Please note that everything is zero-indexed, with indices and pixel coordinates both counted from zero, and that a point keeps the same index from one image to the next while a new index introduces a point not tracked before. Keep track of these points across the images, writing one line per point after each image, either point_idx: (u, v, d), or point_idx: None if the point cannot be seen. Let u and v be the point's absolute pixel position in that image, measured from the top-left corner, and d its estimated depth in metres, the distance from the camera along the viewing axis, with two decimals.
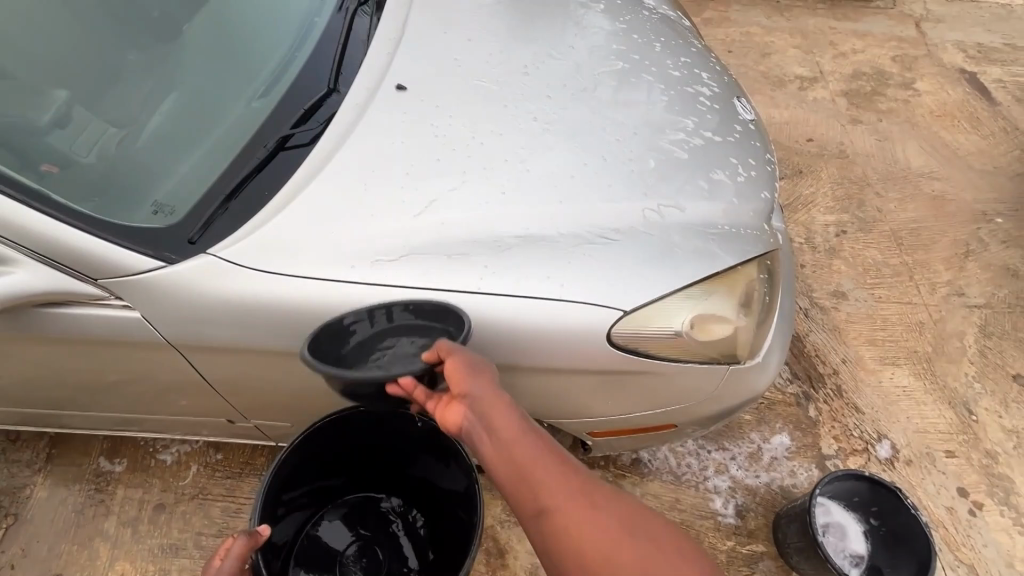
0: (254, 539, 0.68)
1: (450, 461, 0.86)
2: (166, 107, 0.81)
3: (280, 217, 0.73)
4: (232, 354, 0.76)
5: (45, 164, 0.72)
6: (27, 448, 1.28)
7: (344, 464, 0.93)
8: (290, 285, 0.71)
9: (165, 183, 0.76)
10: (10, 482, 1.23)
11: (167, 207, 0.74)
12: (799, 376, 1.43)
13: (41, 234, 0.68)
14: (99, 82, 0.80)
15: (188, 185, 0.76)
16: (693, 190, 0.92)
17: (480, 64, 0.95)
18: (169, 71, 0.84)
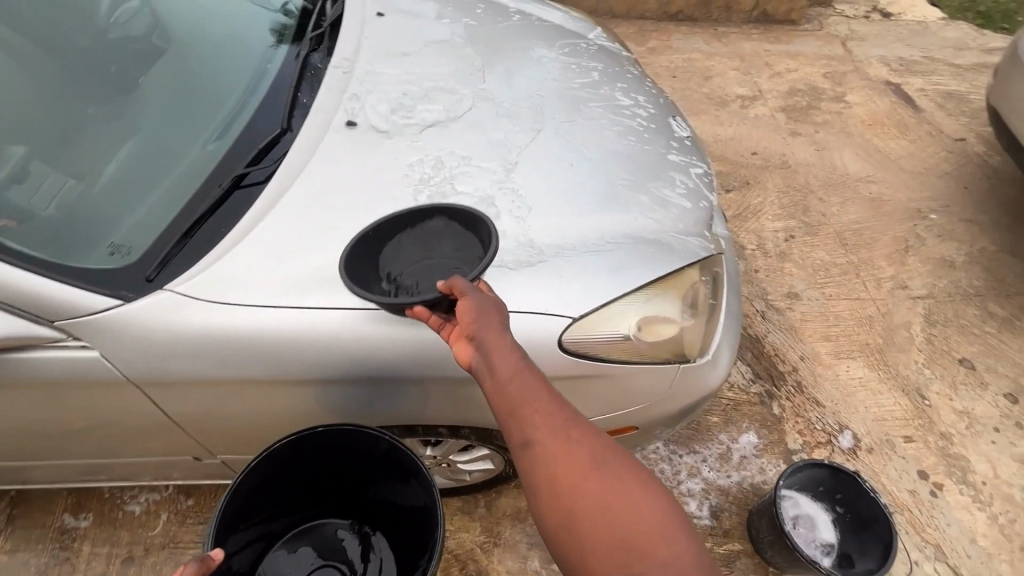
0: (206, 564, 0.61)
1: (409, 480, 0.84)
2: (122, 154, 0.84)
3: (236, 251, 0.76)
4: (194, 388, 0.77)
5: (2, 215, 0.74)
6: None
7: (303, 488, 0.91)
8: (250, 315, 0.74)
9: (122, 226, 0.78)
10: None
11: (126, 248, 0.76)
12: (761, 376, 1.48)
13: None
14: (55, 134, 0.82)
15: (145, 226, 0.78)
16: (634, 203, 0.98)
17: (428, 98, 1.01)
18: (125, 120, 0.87)
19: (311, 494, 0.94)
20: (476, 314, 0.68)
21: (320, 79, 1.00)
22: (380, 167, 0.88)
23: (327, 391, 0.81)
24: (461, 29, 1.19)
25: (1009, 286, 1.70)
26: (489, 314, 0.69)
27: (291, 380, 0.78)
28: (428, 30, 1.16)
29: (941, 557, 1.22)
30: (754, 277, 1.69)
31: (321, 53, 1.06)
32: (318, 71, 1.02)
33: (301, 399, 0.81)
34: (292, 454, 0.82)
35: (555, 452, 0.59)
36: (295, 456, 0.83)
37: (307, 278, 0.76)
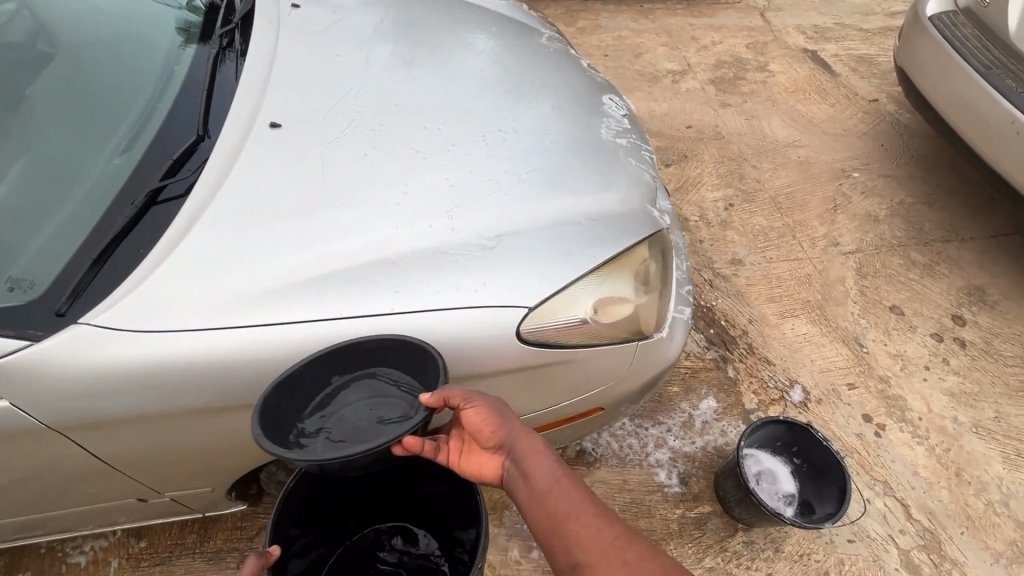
0: (265, 558, 0.72)
1: (446, 474, 0.86)
2: (13, 177, 0.75)
3: (159, 273, 0.70)
4: (129, 426, 0.71)
5: None
6: None
7: (343, 501, 0.92)
8: (185, 341, 0.68)
9: (20, 257, 0.70)
10: None
11: (30, 283, 0.68)
12: (714, 342, 1.53)
13: None
14: None
15: (49, 254, 0.71)
16: (579, 185, 0.98)
17: (357, 92, 0.96)
18: (12, 138, 0.78)
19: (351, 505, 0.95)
20: (498, 430, 0.73)
21: (235, 79, 0.93)
22: (314, 170, 0.83)
23: None
24: (387, 19, 1.14)
25: (926, 234, 1.83)
26: (508, 427, 0.73)
27: (240, 405, 0.73)
28: (351, 21, 1.10)
29: (888, 492, 1.31)
30: (700, 247, 1.74)
31: (235, 51, 0.98)
32: (233, 71, 0.94)
33: (253, 423, 0.76)
34: (331, 468, 0.83)
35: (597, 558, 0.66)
36: (334, 469, 0.84)
37: (243, 294, 0.71)
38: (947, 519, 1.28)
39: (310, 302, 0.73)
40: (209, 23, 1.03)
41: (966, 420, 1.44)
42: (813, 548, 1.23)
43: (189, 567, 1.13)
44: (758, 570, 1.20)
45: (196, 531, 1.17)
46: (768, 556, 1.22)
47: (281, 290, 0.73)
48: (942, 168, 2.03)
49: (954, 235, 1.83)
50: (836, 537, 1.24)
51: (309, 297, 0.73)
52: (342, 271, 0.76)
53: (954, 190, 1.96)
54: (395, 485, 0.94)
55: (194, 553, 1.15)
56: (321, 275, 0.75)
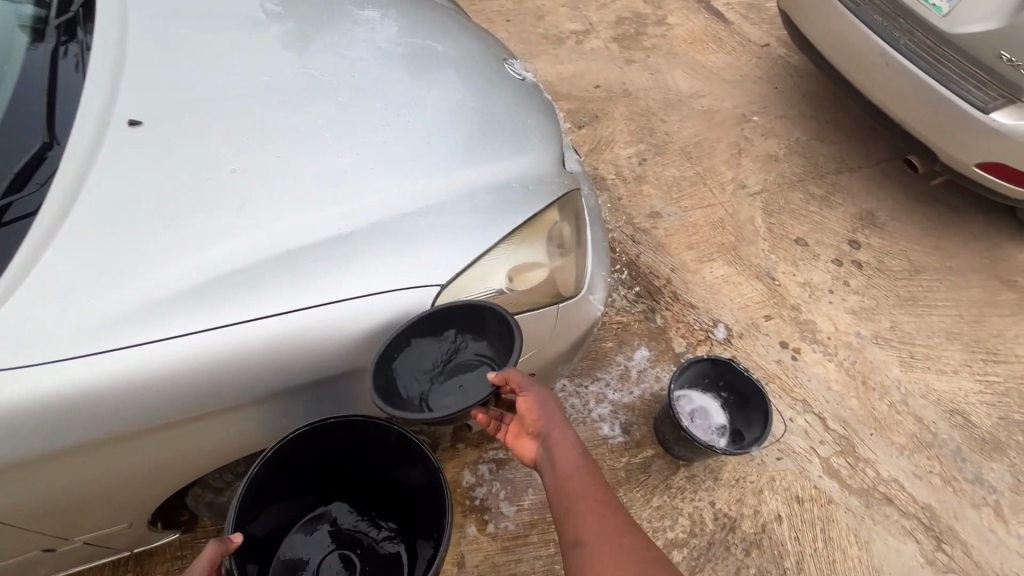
0: (226, 545, 0.69)
1: (416, 465, 0.87)
2: None
3: (14, 302, 0.63)
4: (10, 474, 0.64)
5: None
6: None
7: (314, 476, 0.94)
8: (65, 372, 0.62)
9: None
10: None
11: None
12: (642, 294, 1.59)
13: None
14: None
15: None
16: (482, 153, 0.96)
17: (227, 77, 0.88)
18: None
19: (320, 481, 0.96)
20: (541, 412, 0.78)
21: (85, 78, 0.83)
22: (193, 168, 0.76)
23: (194, 429, 0.72)
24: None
25: (821, 168, 1.97)
26: (549, 412, 0.77)
27: (140, 430, 0.68)
28: (219, 2, 1.00)
29: (808, 408, 1.43)
30: (619, 205, 1.78)
31: (80, 46, 0.87)
32: (81, 68, 0.84)
33: (165, 446, 0.71)
34: (306, 446, 0.83)
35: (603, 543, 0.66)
36: (309, 447, 0.84)
37: (120, 313, 0.65)
38: (858, 424, 1.42)
39: (201, 310, 0.68)
40: (44, 15, 0.91)
41: (867, 332, 1.58)
42: (747, 470, 1.33)
43: None
44: (701, 500, 1.28)
45: (132, 569, 1.10)
46: (709, 486, 1.30)
47: (164, 302, 0.67)
48: (829, 105, 2.17)
49: (845, 166, 1.97)
50: (766, 458, 1.35)
51: (200, 304, 0.68)
52: (234, 272, 0.71)
53: (842, 124, 2.11)
54: (368, 468, 0.95)
55: None
56: (210, 279, 0.70)
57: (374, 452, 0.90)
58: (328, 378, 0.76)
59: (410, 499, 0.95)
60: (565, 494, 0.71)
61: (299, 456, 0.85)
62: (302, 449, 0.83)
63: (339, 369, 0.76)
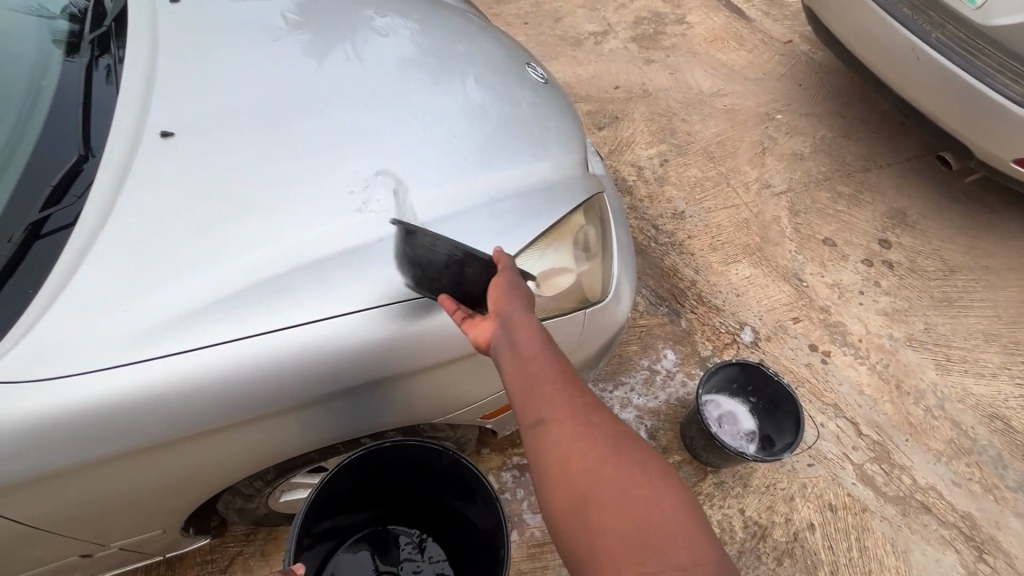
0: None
1: (474, 498, 0.89)
2: None
3: (53, 313, 0.64)
4: (49, 483, 0.65)
5: None
6: None
7: (369, 498, 0.97)
8: (104, 381, 0.63)
9: None
10: None
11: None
12: (666, 297, 1.56)
13: None
14: None
15: None
16: (507, 158, 0.95)
17: (255, 87, 0.89)
18: None
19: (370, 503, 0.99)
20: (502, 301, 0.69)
21: (118, 89, 0.84)
22: (223, 178, 0.77)
23: (227, 436, 0.72)
24: (282, 7, 1.05)
25: (849, 165, 1.92)
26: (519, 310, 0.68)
27: (174, 439, 0.68)
28: (246, 14, 1.01)
29: (840, 413, 1.39)
30: (641, 206, 1.76)
31: (112, 59, 0.89)
32: (115, 81, 0.86)
33: (200, 454, 0.72)
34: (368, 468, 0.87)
35: (585, 456, 0.56)
36: (371, 468, 0.88)
37: (154, 323, 0.66)
38: (892, 430, 1.38)
39: (233, 319, 0.68)
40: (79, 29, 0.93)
41: (901, 335, 1.54)
42: (778, 477, 1.30)
43: None
44: (731, 507, 1.25)
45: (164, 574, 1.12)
46: (739, 493, 1.27)
47: (197, 312, 0.68)
48: (856, 101, 2.12)
49: (873, 163, 1.92)
50: (797, 464, 1.31)
51: (232, 313, 0.69)
52: (264, 282, 0.71)
53: (869, 121, 2.05)
54: (420, 494, 0.99)
55: None
56: (241, 289, 0.70)
57: (428, 482, 0.94)
58: (357, 387, 0.76)
59: (460, 530, 0.98)
60: (526, 376, 0.62)
61: (362, 476, 0.89)
62: (364, 469, 0.88)
63: (368, 377, 0.76)
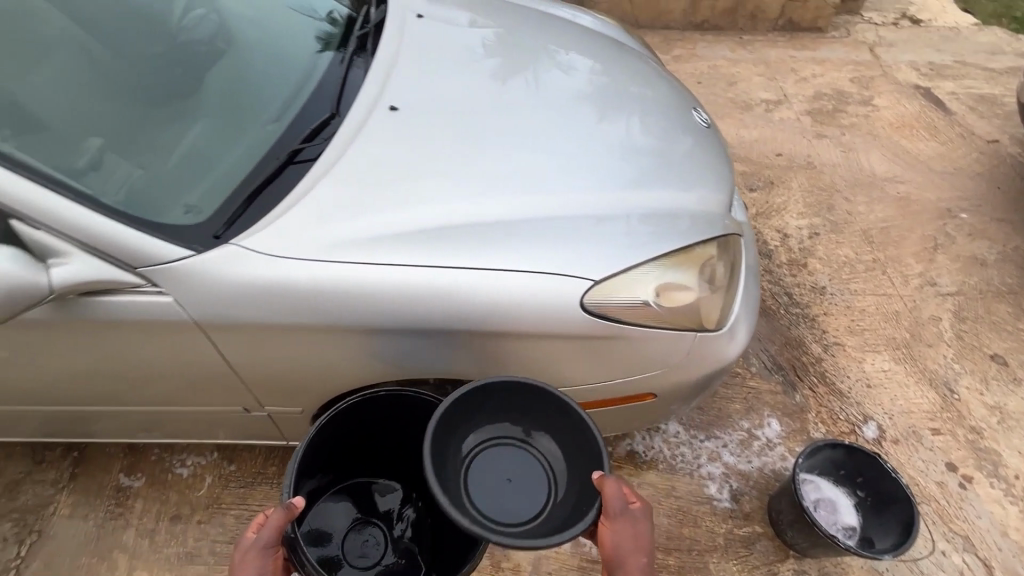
0: (290, 511, 0.75)
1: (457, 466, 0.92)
2: (194, 131, 0.91)
3: (293, 210, 0.83)
4: (249, 335, 0.82)
5: (93, 176, 0.80)
6: (51, 468, 1.36)
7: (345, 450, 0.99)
8: (312, 266, 0.80)
9: (193, 188, 0.85)
10: (36, 499, 1.31)
11: (202, 210, 0.82)
12: (784, 367, 1.49)
13: (77, 226, 0.74)
14: (131, 118, 0.89)
15: (213, 190, 0.85)
16: (655, 182, 1.04)
17: (461, 87, 1.09)
18: (192, 104, 0.94)
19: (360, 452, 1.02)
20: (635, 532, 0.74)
21: (361, 71, 1.10)
22: (424, 147, 0.96)
23: (371, 343, 0.86)
24: (492, 37, 1.27)
25: None
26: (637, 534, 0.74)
27: (339, 332, 0.83)
28: (464, 35, 1.25)
29: (970, 548, 1.20)
30: (778, 272, 1.71)
31: (360, 49, 1.15)
32: (359, 65, 1.11)
33: (351, 353, 0.86)
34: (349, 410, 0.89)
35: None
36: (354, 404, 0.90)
37: (355, 235, 0.82)
38: None
39: (409, 250, 0.83)
40: (333, 22, 1.20)
41: None
42: None
43: (267, 495, 1.31)
44: None
45: (277, 463, 1.35)
46: None
47: (386, 236, 0.84)
48: None
49: None
50: None
51: (409, 245, 0.84)
52: (438, 228, 0.86)
53: None
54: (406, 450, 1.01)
55: (273, 482, 1.33)
56: (420, 229, 0.85)
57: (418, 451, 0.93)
58: (485, 336, 0.86)
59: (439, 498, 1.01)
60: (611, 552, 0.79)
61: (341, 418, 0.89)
62: (360, 408, 0.90)
63: (493, 331, 0.86)
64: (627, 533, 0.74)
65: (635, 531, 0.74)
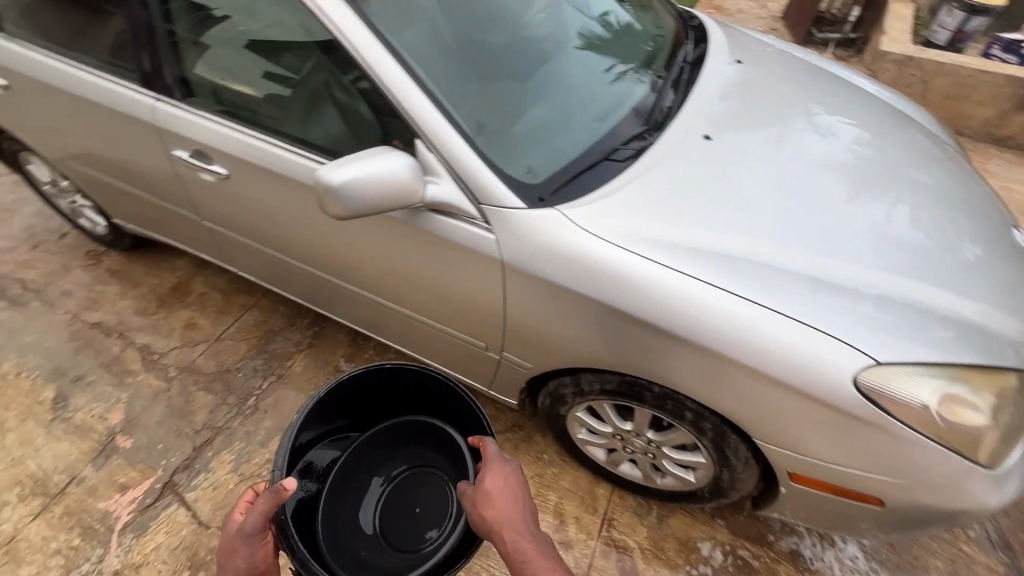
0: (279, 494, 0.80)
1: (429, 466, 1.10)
2: (541, 104, 1.04)
3: (609, 200, 0.94)
4: (534, 288, 0.95)
5: (470, 118, 0.96)
6: (296, 331, 1.67)
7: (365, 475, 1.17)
8: (612, 251, 0.90)
9: (533, 154, 0.98)
10: (281, 350, 1.62)
11: (538, 173, 0.96)
12: (1015, 550, 1.25)
13: (455, 157, 0.92)
14: (502, 76, 1.03)
15: (547, 161, 0.98)
16: (962, 288, 0.95)
17: (772, 136, 1.12)
18: (544, 80, 1.07)
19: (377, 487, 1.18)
20: (491, 486, 0.85)
21: (631, 86, 1.15)
22: (730, 180, 1.01)
23: (635, 334, 0.92)
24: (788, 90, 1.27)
25: None
26: (489, 494, 0.84)
27: (609, 314, 0.92)
28: (779, 87, 1.27)
29: None
30: None
31: (638, 64, 1.20)
32: (630, 78, 1.16)
33: (605, 336, 0.95)
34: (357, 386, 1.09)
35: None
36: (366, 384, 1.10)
37: (655, 238, 0.91)
38: None
39: (698, 267, 0.89)
40: (611, 24, 1.24)
41: None
42: None
43: None
44: None
45: None
46: None
47: (682, 248, 0.90)
48: None
49: None
50: None
51: (700, 263, 0.89)
52: (728, 256, 0.90)
53: None
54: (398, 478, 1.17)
55: None
56: (713, 252, 0.91)
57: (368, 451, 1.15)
58: (739, 371, 0.87)
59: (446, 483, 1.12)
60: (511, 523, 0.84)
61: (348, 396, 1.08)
62: (355, 389, 1.08)
63: (750, 369, 0.87)
64: (492, 488, 0.85)
65: (506, 485, 0.85)
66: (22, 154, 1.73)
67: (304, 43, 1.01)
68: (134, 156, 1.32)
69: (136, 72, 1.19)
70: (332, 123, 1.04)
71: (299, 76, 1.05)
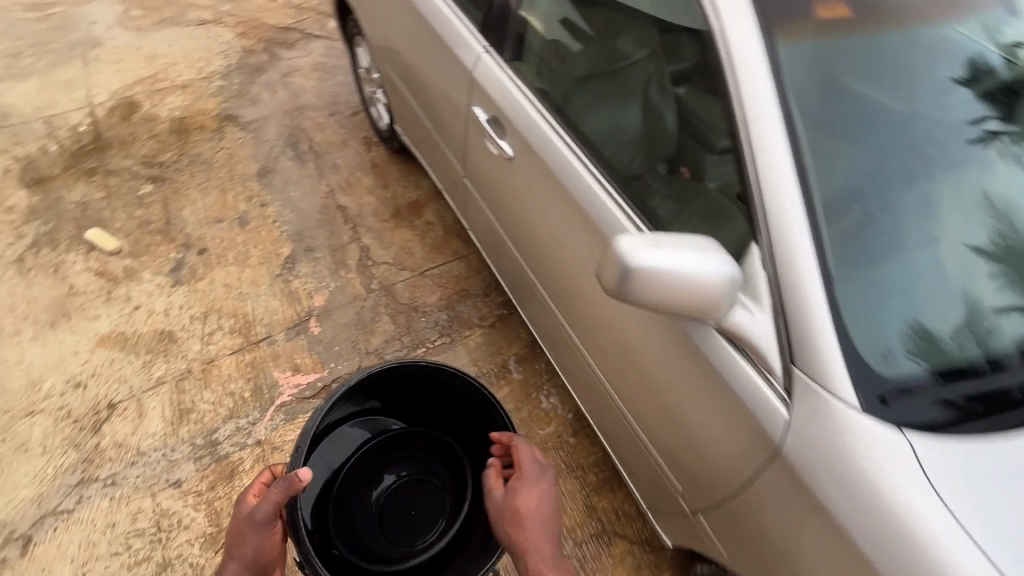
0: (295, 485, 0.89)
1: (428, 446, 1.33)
2: (937, 236, 0.79)
3: (975, 461, 0.69)
4: (805, 501, 0.75)
5: (848, 243, 0.75)
6: (485, 304, 1.62)
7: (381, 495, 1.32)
8: (958, 542, 0.65)
9: (904, 317, 0.75)
10: (465, 316, 1.58)
11: (894, 361, 0.73)
12: None
13: (806, 296, 0.72)
14: (900, 187, 0.80)
15: (919, 337, 0.74)
16: None
17: None
18: (952, 199, 0.81)
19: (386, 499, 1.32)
20: (520, 502, 0.96)
21: (999, 163, 0.85)
22: None
23: None
24: None
25: None
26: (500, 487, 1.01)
27: None
28: None
29: None
30: None
31: None
32: (1001, 149, 0.86)
33: None
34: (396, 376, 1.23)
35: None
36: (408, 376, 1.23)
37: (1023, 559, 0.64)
38: None
39: None
40: (1011, 95, 0.90)
41: None
42: None
43: (568, 487, 1.32)
44: None
45: (594, 474, 1.35)
46: None
47: None
48: None
49: None
50: None
51: None
52: None
53: None
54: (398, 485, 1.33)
55: (580, 488, 1.32)
56: None
57: (392, 442, 1.36)
58: None
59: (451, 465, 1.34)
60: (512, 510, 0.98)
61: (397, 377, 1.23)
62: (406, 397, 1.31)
63: None
64: (522, 503, 0.96)
65: (531, 504, 0.96)
66: (355, 35, 1.90)
67: (653, 29, 0.94)
68: (439, 83, 1.37)
69: (482, 13, 1.21)
70: (630, 117, 0.99)
71: (627, 62, 0.99)
